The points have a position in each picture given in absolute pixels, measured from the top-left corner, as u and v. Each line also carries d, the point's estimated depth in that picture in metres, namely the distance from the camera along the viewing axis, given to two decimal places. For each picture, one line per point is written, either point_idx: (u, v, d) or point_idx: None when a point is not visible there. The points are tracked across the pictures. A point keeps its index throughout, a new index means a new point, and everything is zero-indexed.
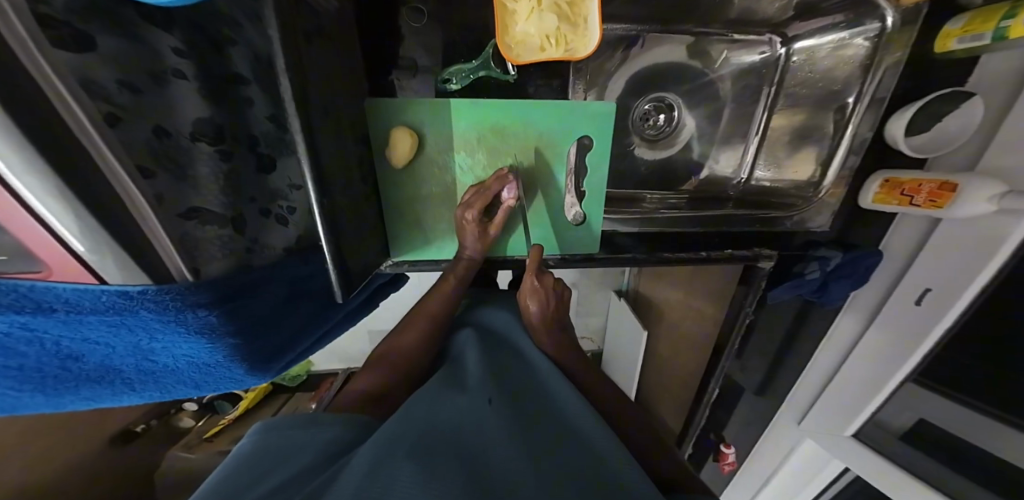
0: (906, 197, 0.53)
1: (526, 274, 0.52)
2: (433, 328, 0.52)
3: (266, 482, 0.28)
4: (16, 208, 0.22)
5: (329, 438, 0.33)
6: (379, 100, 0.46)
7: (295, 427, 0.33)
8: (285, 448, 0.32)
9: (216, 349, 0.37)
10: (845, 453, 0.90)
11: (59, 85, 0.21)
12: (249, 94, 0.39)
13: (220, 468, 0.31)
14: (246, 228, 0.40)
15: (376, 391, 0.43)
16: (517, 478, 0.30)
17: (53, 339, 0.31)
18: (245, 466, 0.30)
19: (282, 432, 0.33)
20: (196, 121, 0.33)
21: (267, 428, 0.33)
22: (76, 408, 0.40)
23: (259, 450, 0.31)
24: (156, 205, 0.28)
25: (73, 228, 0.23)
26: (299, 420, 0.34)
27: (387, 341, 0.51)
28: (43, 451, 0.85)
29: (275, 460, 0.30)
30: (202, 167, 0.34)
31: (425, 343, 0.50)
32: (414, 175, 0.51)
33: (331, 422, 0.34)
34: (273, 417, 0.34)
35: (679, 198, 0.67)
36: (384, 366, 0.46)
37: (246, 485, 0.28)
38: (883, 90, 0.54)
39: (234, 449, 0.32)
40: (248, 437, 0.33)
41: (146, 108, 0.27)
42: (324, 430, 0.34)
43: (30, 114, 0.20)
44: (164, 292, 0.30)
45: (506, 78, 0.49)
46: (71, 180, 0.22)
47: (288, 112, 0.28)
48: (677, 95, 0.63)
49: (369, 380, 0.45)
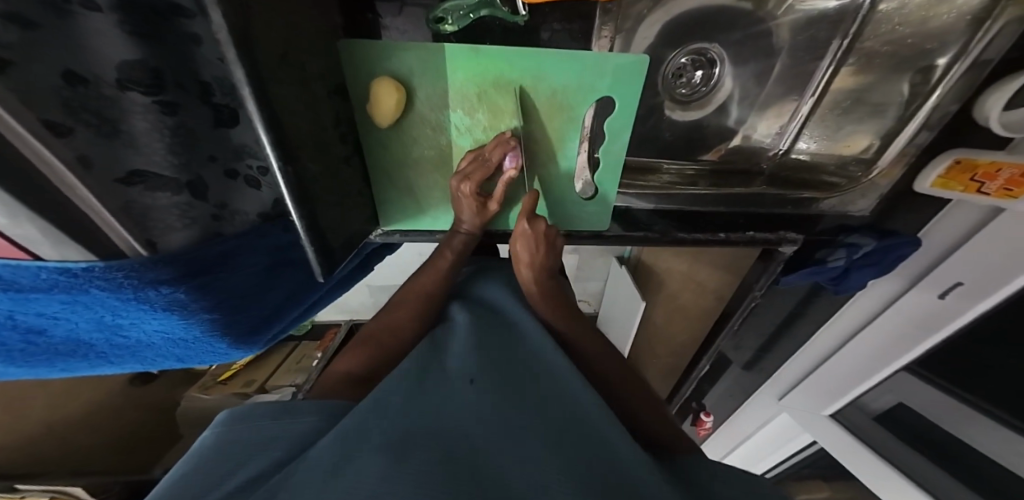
0: (976, 183, 0.46)
1: (518, 219, 0.48)
2: (424, 305, 0.49)
3: (240, 472, 0.28)
4: None
5: (302, 428, 0.32)
6: (355, 40, 0.38)
7: (269, 417, 0.32)
8: (259, 440, 0.31)
9: (191, 325, 0.35)
10: (820, 429, 0.94)
11: None
12: (194, 29, 0.31)
13: (189, 459, 0.30)
14: (208, 192, 0.35)
15: (361, 373, 0.41)
16: (501, 452, 0.29)
17: (6, 313, 0.28)
18: (214, 461, 0.29)
19: (253, 421, 0.32)
20: (123, 65, 0.26)
21: (238, 416, 0.33)
22: (56, 376, 0.38)
23: (230, 440, 0.31)
24: (83, 170, 0.24)
25: None
26: (270, 410, 0.33)
27: (377, 319, 0.49)
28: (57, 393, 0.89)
29: (244, 455, 0.29)
30: (138, 121, 0.28)
31: (416, 319, 0.48)
32: (404, 133, 0.44)
33: (308, 410, 0.33)
34: (243, 405, 0.34)
35: (697, 169, 0.60)
36: (366, 346, 0.45)
37: (214, 482, 0.27)
38: (992, 52, 0.43)
39: (204, 446, 0.31)
40: (215, 427, 0.32)
41: (44, 47, 0.21)
42: (298, 421, 0.32)
43: None
44: (114, 269, 0.26)
45: (514, 21, 0.39)
46: None
47: (230, 61, 0.22)
48: (722, 47, 0.53)
49: (351, 362, 0.43)
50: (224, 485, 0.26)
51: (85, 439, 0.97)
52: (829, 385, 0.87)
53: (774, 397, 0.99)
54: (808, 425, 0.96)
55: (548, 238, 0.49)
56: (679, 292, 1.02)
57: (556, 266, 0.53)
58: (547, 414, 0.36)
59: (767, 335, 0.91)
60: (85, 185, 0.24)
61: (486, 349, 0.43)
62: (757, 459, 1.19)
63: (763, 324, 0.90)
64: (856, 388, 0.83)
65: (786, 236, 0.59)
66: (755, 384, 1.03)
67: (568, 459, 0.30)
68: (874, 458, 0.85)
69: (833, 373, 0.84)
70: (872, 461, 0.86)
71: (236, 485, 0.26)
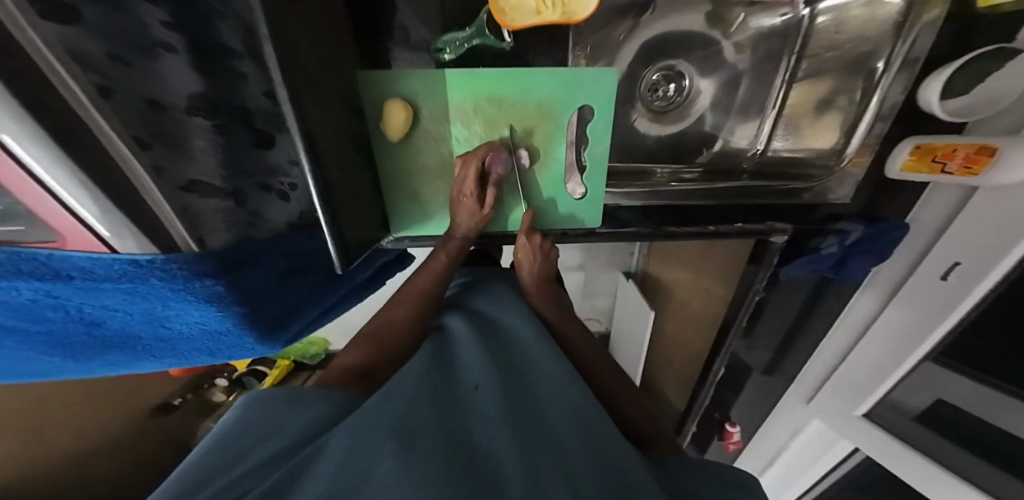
0: (938, 164, 0.49)
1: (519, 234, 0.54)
2: (419, 306, 0.52)
3: (250, 455, 0.30)
4: (10, 166, 0.23)
5: (311, 416, 0.34)
6: (370, 71, 0.45)
7: (277, 404, 0.35)
8: (273, 421, 0.34)
9: (227, 318, 0.38)
10: (857, 433, 0.87)
11: (47, 52, 0.21)
12: (243, 69, 0.38)
13: (203, 445, 0.32)
14: (247, 202, 0.41)
15: (362, 368, 0.44)
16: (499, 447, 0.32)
17: (76, 305, 0.32)
18: (226, 437, 0.32)
19: (265, 405, 0.35)
20: (191, 96, 0.33)
21: (252, 400, 0.36)
22: (103, 373, 0.43)
23: (244, 420, 0.34)
24: (154, 173, 0.30)
25: (61, 178, 0.24)
26: (282, 396, 0.36)
27: (375, 320, 0.52)
28: None
29: (258, 434, 0.32)
30: (197, 140, 0.34)
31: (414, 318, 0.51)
32: (412, 146, 0.50)
33: (315, 401, 0.36)
34: (257, 391, 0.37)
35: (687, 171, 0.64)
36: (368, 344, 0.48)
37: (229, 460, 0.30)
38: (918, 50, 0.48)
39: (220, 422, 0.35)
40: (233, 410, 0.35)
41: (136, 80, 0.27)
42: (306, 409, 0.35)
43: (26, 90, 0.20)
44: (172, 262, 0.31)
45: (501, 46, 0.46)
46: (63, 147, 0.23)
47: (276, 82, 0.28)
48: (689, 63, 0.61)
49: (354, 356, 0.46)
50: (236, 467, 0.29)
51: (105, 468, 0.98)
52: (851, 383, 0.83)
53: (802, 401, 0.96)
54: (844, 430, 0.90)
55: (545, 249, 0.54)
56: (685, 299, 1.03)
57: (545, 262, 0.55)
58: (540, 418, 0.38)
59: (780, 335, 0.90)
60: (157, 188, 0.30)
61: (487, 354, 0.45)
62: (796, 475, 1.12)
63: (775, 324, 0.90)
64: (877, 388, 0.79)
65: (775, 226, 0.62)
66: (778, 389, 1.00)
67: (557, 462, 0.32)
68: (917, 456, 0.78)
69: (852, 372, 0.82)
70: (921, 464, 0.77)
71: (245, 469, 0.29)
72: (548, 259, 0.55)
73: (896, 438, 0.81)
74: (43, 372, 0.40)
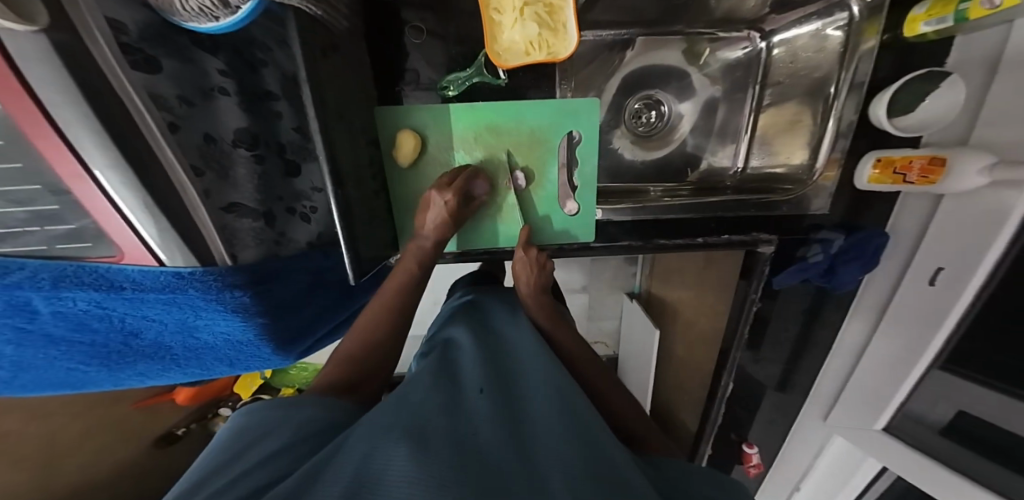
0: (899, 175, 0.53)
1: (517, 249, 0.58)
2: (397, 318, 0.51)
3: (258, 448, 0.32)
4: (91, 186, 0.27)
5: (307, 418, 0.37)
6: (385, 106, 0.51)
7: (275, 409, 0.37)
8: (268, 424, 0.35)
9: (249, 328, 0.41)
10: (880, 450, 0.84)
11: (137, 100, 0.28)
12: (278, 108, 0.45)
13: (210, 449, 0.34)
14: (275, 222, 0.46)
15: (345, 380, 0.45)
16: (507, 439, 0.34)
17: (120, 315, 0.36)
18: (230, 442, 0.33)
19: (260, 411, 0.37)
20: (237, 130, 0.39)
21: (250, 411, 0.37)
22: (132, 385, 0.46)
23: (241, 427, 0.35)
24: (205, 197, 0.34)
25: (130, 200, 0.28)
26: (278, 404, 0.38)
27: (350, 334, 0.51)
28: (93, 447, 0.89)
29: (261, 433, 0.34)
30: (240, 168, 0.39)
31: (392, 329, 0.50)
32: (418, 171, 0.55)
33: (311, 406, 0.38)
34: (252, 404, 0.38)
35: (675, 189, 0.69)
36: (345, 360, 0.47)
37: (236, 456, 0.31)
38: (861, 76, 0.55)
39: (223, 427, 0.36)
40: (234, 420, 0.37)
41: (197, 118, 0.34)
42: (300, 412, 0.37)
43: (116, 125, 0.26)
44: (209, 274, 0.35)
45: (497, 83, 0.53)
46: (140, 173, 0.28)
47: (309, 115, 0.34)
48: (667, 92, 0.67)
49: (331, 373, 0.46)
50: (242, 456, 0.31)
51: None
52: (863, 396, 0.82)
53: (820, 418, 0.95)
54: (869, 449, 0.86)
55: (541, 262, 0.59)
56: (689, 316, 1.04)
57: (541, 273, 0.59)
58: (543, 408, 0.40)
59: (788, 344, 0.91)
60: (207, 214, 0.34)
61: (490, 364, 0.47)
62: None
63: (779, 336, 0.90)
64: (888, 401, 0.77)
65: (760, 237, 0.65)
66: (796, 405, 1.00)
67: (557, 449, 0.34)
68: (940, 468, 0.75)
69: (862, 385, 0.81)
70: (947, 478, 0.75)
71: (253, 462, 0.30)
72: (544, 270, 0.59)
73: (915, 450, 0.79)
74: (78, 382, 0.43)
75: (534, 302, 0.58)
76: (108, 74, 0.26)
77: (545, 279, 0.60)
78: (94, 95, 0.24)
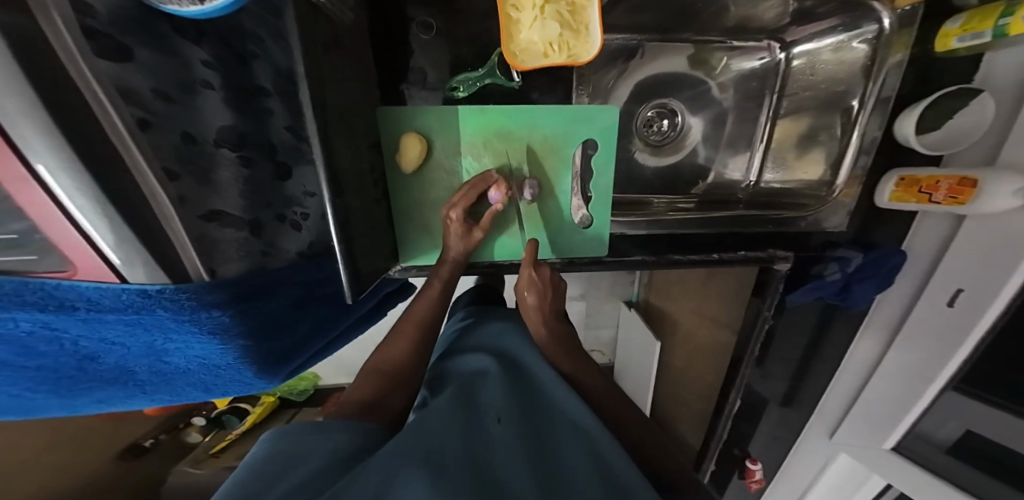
0: (925, 194, 0.51)
1: (524, 266, 0.52)
2: (423, 336, 0.49)
3: (282, 481, 0.28)
4: (36, 190, 0.23)
5: (335, 446, 0.32)
6: (389, 107, 0.48)
7: (304, 434, 0.33)
8: (298, 453, 0.31)
9: (227, 352, 0.37)
10: (888, 470, 0.82)
11: (100, 93, 0.23)
12: (269, 105, 0.41)
13: (239, 470, 0.30)
14: (263, 231, 0.41)
15: (374, 397, 0.41)
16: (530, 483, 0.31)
17: (72, 338, 0.31)
18: (259, 468, 0.29)
19: (292, 437, 0.32)
20: (220, 128, 0.35)
21: (278, 435, 0.32)
22: (89, 411, 0.40)
23: (274, 453, 0.30)
24: (179, 204, 0.30)
25: (85, 207, 0.23)
26: (308, 426, 0.33)
27: (377, 352, 0.47)
28: (67, 459, 0.80)
29: (286, 465, 0.30)
30: (223, 172, 0.35)
31: (418, 355, 0.47)
32: (423, 177, 0.52)
33: (340, 428, 0.34)
34: (285, 425, 0.34)
35: (686, 201, 0.67)
36: (375, 376, 0.44)
37: (263, 486, 0.27)
38: (888, 90, 0.53)
39: (249, 454, 0.31)
40: (262, 443, 0.32)
41: (175, 115, 0.30)
42: (330, 437, 0.33)
43: (75, 122, 0.22)
44: (181, 291, 0.30)
45: (510, 85, 0.50)
46: (98, 177, 0.23)
47: (306, 115, 0.30)
48: (680, 101, 0.64)
49: (362, 390, 0.42)
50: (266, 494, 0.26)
51: None
52: (873, 416, 0.80)
53: (824, 435, 0.91)
54: (875, 466, 0.84)
55: (552, 280, 0.54)
56: (690, 330, 1.01)
57: (555, 295, 0.55)
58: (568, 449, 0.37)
59: (794, 364, 0.88)
60: (184, 229, 0.30)
61: (509, 391, 0.44)
62: None
63: (787, 352, 0.88)
64: (900, 419, 0.75)
65: (777, 254, 0.63)
66: (799, 421, 0.95)
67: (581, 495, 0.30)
68: (952, 492, 0.73)
69: (873, 404, 0.79)
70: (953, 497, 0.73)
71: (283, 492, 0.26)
72: (558, 291, 0.56)
73: (926, 471, 0.76)
74: (24, 409, 0.38)
75: (545, 329, 0.54)
76: (69, 65, 0.21)
77: (558, 300, 0.56)
78: (47, 85, 0.20)
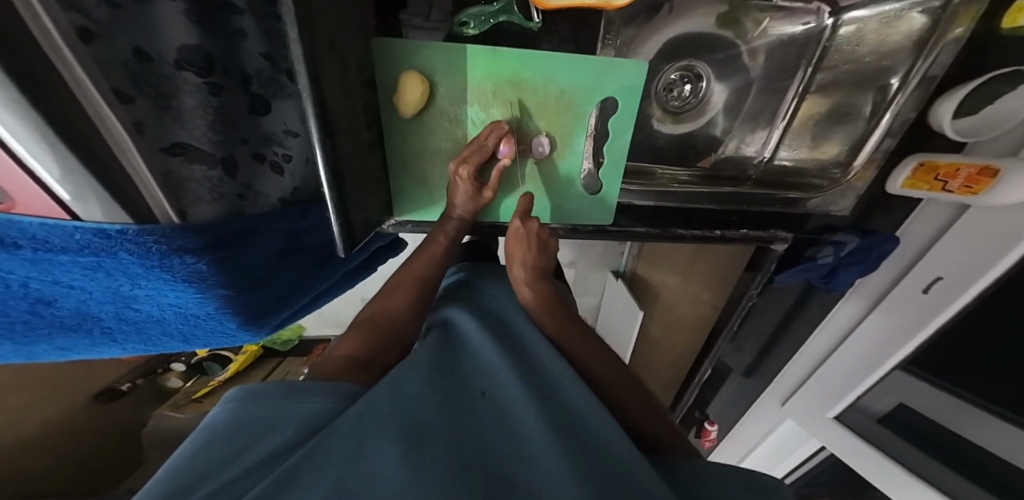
0: (939, 182, 0.51)
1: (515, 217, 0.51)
2: (421, 292, 0.47)
3: (244, 457, 0.25)
4: None
5: (312, 407, 0.30)
6: (388, 38, 0.42)
7: (277, 394, 0.30)
8: (268, 418, 0.28)
9: (207, 300, 0.34)
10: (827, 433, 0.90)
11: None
12: (242, 26, 0.35)
13: (195, 438, 0.27)
14: (238, 172, 0.37)
15: (361, 355, 0.38)
16: (512, 458, 0.28)
17: (20, 281, 0.26)
18: (218, 440, 0.27)
19: (261, 400, 0.29)
20: (182, 47, 0.29)
21: (246, 396, 0.30)
22: (50, 358, 0.37)
23: (239, 420, 0.28)
24: (136, 133, 0.26)
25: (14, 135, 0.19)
26: (279, 389, 0.30)
27: (371, 306, 0.45)
28: (41, 401, 0.78)
29: (258, 429, 0.28)
30: (187, 99, 0.30)
31: (415, 309, 0.45)
32: (424, 125, 0.47)
33: (318, 392, 0.31)
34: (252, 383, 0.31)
35: (690, 174, 0.64)
36: (367, 329, 0.42)
37: (224, 458, 0.25)
38: (937, 68, 0.51)
39: (207, 420, 0.29)
40: (223, 405, 0.29)
41: (123, 24, 0.24)
42: (306, 402, 0.30)
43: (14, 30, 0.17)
44: (147, 233, 0.27)
45: (528, 26, 0.44)
46: (37, 109, 0.18)
47: (290, 37, 0.24)
48: (707, 64, 0.59)
49: (351, 345, 0.40)
50: (215, 478, 0.23)
51: (73, 454, 0.86)
52: (829, 387, 0.85)
53: (777, 403, 0.97)
54: (814, 429, 0.92)
55: (541, 239, 0.51)
56: (674, 304, 1.01)
57: (546, 253, 0.53)
58: (558, 410, 0.34)
59: (766, 338, 0.93)
60: (146, 164, 0.27)
61: (494, 345, 0.41)
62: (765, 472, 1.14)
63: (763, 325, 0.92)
64: (852, 388, 0.82)
65: (778, 234, 0.65)
66: (755, 392, 1.02)
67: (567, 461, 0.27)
68: (877, 458, 0.80)
69: (831, 378, 0.84)
70: (874, 457, 0.81)
71: (241, 470, 0.24)
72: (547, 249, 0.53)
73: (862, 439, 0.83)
74: None
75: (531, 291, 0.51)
76: None
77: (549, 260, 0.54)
78: None
